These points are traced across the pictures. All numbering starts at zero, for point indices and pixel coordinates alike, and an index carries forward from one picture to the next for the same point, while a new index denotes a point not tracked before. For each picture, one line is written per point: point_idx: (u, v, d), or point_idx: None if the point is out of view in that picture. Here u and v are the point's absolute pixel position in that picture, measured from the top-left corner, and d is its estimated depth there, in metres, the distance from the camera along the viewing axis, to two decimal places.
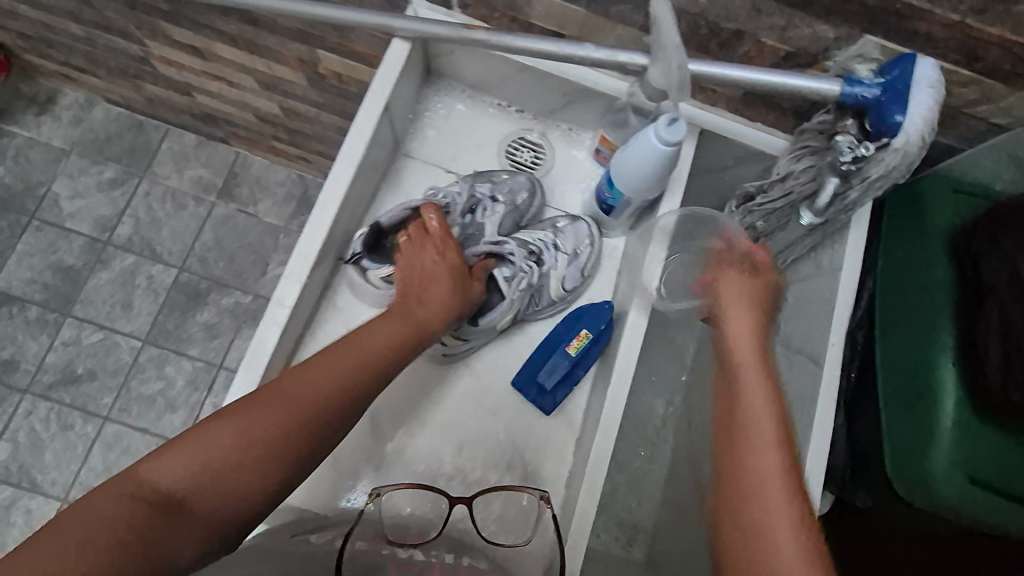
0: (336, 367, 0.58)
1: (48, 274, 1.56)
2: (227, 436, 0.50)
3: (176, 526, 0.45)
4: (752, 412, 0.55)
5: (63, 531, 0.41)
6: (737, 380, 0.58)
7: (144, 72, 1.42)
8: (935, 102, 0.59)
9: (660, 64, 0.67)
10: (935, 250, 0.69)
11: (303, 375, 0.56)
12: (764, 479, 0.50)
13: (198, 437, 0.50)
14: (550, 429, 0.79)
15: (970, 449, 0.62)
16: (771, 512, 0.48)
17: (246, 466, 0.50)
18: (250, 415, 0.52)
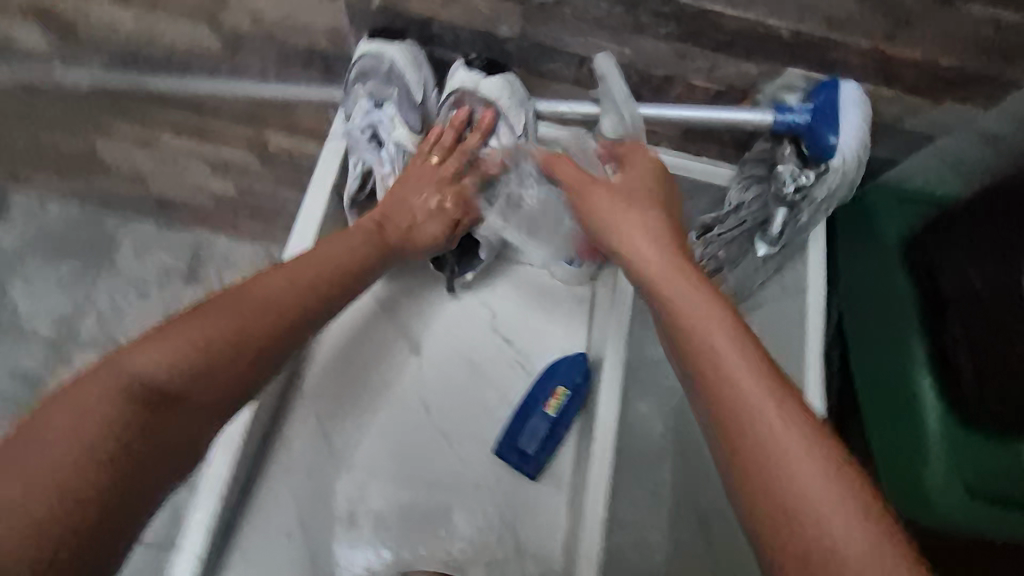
0: (294, 279, 0.58)
1: (8, 384, 1.49)
2: (202, 326, 0.49)
3: (163, 421, 0.44)
4: (757, 424, 0.44)
5: (30, 448, 0.39)
6: (749, 433, 0.43)
7: (94, 168, 1.40)
8: (863, 121, 0.61)
9: (613, 113, 0.67)
10: (894, 265, 0.70)
11: (253, 288, 0.55)
12: (799, 477, 0.41)
13: (182, 326, 0.49)
14: (540, 495, 0.76)
15: (966, 460, 0.62)
16: (822, 500, 0.40)
17: (203, 354, 0.48)
18: (215, 310, 0.51)
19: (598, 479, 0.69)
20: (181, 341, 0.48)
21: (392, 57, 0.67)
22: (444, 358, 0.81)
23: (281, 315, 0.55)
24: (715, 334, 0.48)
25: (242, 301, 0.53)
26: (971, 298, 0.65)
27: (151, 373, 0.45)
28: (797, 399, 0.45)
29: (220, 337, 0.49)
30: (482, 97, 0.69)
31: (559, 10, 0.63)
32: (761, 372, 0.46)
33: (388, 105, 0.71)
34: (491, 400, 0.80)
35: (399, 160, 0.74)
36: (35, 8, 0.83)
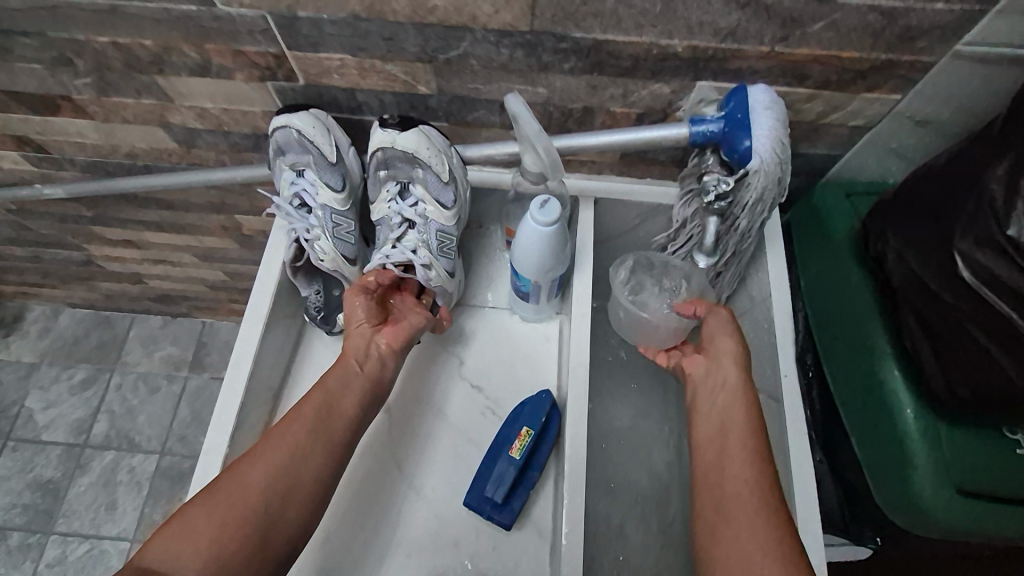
0: (276, 450, 0.61)
1: (27, 494, 1.51)
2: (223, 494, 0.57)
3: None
4: (726, 477, 0.57)
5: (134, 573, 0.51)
6: (720, 507, 0.56)
7: (94, 273, 1.47)
8: (775, 121, 0.61)
9: (530, 149, 0.66)
10: (846, 260, 0.69)
11: (247, 465, 0.60)
12: (741, 522, 0.54)
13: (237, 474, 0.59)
14: (521, 545, 0.73)
15: (952, 457, 0.58)
16: (751, 548, 0.52)
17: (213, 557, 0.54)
18: (203, 515, 0.56)
19: (574, 519, 0.67)
20: (196, 553, 0.53)
21: (299, 125, 0.71)
22: (418, 415, 0.80)
23: (271, 499, 0.58)
24: (735, 452, 0.58)
25: (230, 493, 0.57)
26: (913, 282, 0.58)
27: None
28: (763, 485, 0.55)
29: (223, 531, 0.55)
30: (403, 150, 0.71)
31: (466, 62, 0.65)
32: (750, 445, 0.58)
33: (309, 170, 0.74)
34: (463, 450, 0.78)
35: (329, 220, 0.75)
36: (10, 134, 0.90)
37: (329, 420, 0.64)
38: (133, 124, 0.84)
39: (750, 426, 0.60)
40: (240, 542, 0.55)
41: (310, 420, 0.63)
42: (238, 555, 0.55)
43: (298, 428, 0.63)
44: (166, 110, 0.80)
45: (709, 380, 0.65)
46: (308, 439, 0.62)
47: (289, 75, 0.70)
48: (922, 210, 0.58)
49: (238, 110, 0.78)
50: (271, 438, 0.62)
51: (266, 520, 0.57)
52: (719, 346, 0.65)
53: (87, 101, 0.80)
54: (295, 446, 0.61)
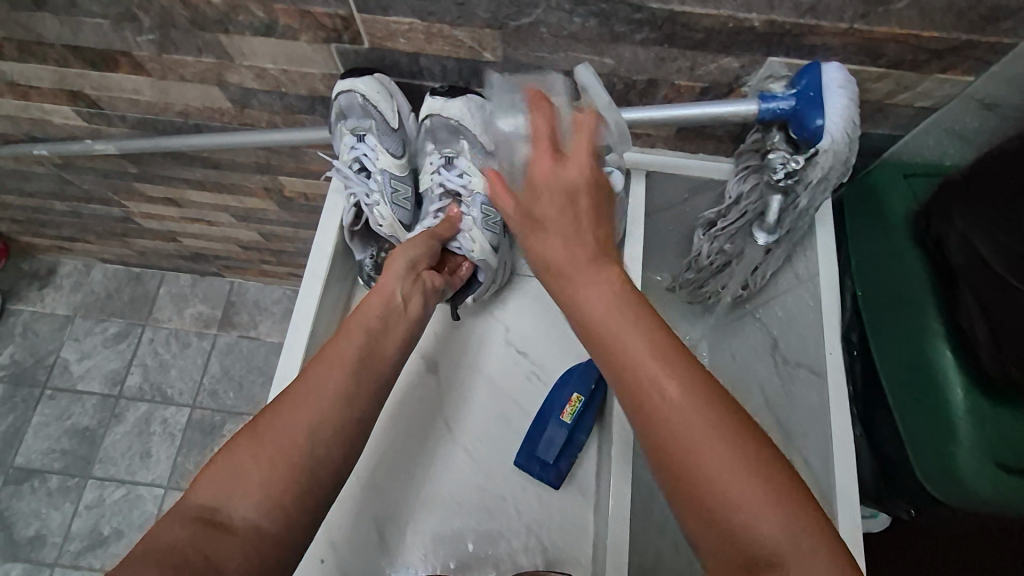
0: (323, 387, 0.55)
1: (66, 440, 1.57)
2: (273, 419, 0.52)
3: (246, 507, 0.47)
4: (676, 412, 0.43)
5: (195, 492, 0.48)
6: (683, 426, 0.43)
7: (130, 229, 1.50)
8: (849, 100, 0.60)
9: None
10: (902, 241, 0.70)
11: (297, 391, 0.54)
12: (675, 420, 0.43)
13: (287, 399, 0.54)
14: (566, 504, 0.77)
15: (997, 436, 0.60)
16: (740, 487, 0.41)
17: (269, 494, 0.48)
18: (252, 454, 0.49)
19: (621, 481, 0.70)
20: (259, 481, 0.48)
21: (364, 90, 0.71)
22: (459, 372, 0.83)
23: (320, 435, 0.52)
24: (634, 339, 0.46)
25: (277, 432, 0.51)
26: (976, 265, 0.60)
27: (232, 515, 0.47)
28: (714, 409, 0.43)
29: (279, 457, 0.49)
30: (448, 120, 0.72)
31: (536, 29, 0.65)
32: (672, 359, 0.45)
33: (370, 136, 0.74)
34: (509, 411, 0.81)
35: (389, 186, 0.77)
36: (64, 89, 0.91)
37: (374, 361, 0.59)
38: (188, 83, 0.85)
39: (671, 351, 0.45)
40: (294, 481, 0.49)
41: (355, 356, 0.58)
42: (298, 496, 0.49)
43: (342, 370, 0.56)
44: (223, 70, 0.81)
45: (584, 289, 0.50)
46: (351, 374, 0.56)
47: (354, 37, 0.70)
48: (991, 190, 0.60)
49: (298, 72, 0.78)
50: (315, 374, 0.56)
51: (320, 456, 0.51)
52: (536, 177, 0.54)
53: (146, 58, 0.81)
54: (341, 384, 0.55)
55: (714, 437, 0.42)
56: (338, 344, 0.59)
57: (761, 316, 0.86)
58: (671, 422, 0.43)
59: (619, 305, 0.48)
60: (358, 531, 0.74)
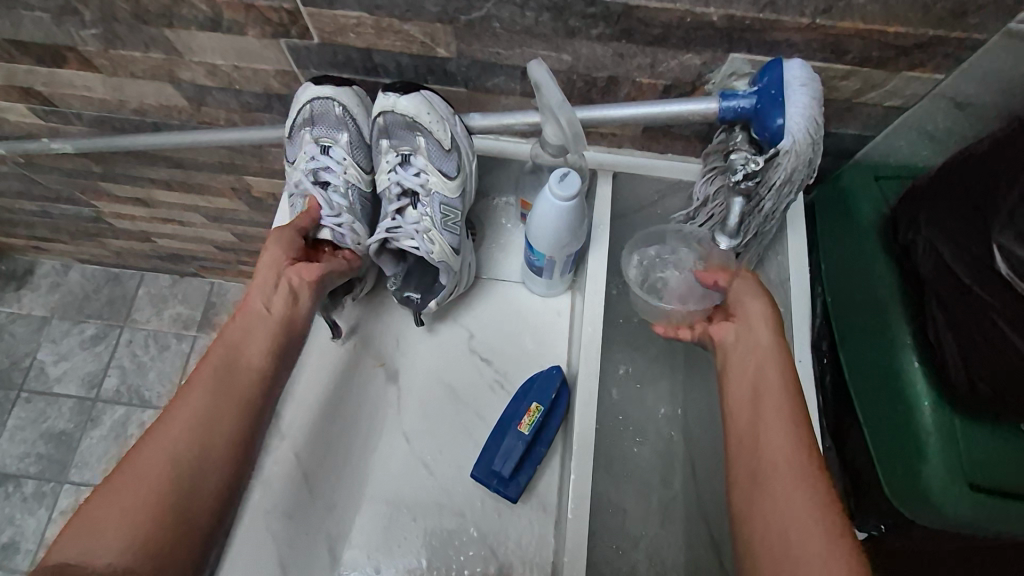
0: (179, 418, 0.57)
1: (41, 444, 1.54)
2: (142, 459, 0.55)
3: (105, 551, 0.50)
4: (781, 504, 0.53)
5: (65, 539, 0.51)
6: (782, 510, 0.53)
7: (103, 230, 1.47)
8: (811, 99, 0.58)
9: (552, 120, 0.64)
10: (871, 246, 0.67)
11: (165, 423, 0.57)
12: (794, 536, 0.51)
13: (157, 433, 0.56)
14: (526, 518, 0.74)
15: (968, 452, 0.57)
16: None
17: (130, 536, 0.51)
18: (112, 498, 0.52)
19: (581, 494, 0.68)
20: (121, 527, 0.51)
21: (343, 102, 0.71)
22: (423, 383, 0.80)
23: (185, 464, 0.55)
24: (786, 477, 0.54)
25: (134, 475, 0.54)
26: (946, 277, 0.57)
27: (93, 562, 0.49)
28: (821, 505, 0.52)
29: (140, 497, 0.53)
30: (402, 117, 0.70)
31: (489, 24, 0.63)
32: (789, 445, 0.55)
33: (337, 148, 0.74)
34: (470, 421, 0.78)
35: (356, 201, 0.76)
36: (16, 86, 0.88)
37: (231, 374, 0.60)
38: (141, 80, 0.82)
39: (793, 442, 0.56)
40: (161, 515, 0.53)
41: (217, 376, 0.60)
42: (163, 537, 0.52)
43: (199, 394, 0.59)
44: (176, 66, 0.78)
45: (739, 343, 0.64)
46: (218, 385, 0.59)
47: (303, 32, 0.68)
48: (962, 198, 0.57)
49: (249, 68, 0.76)
50: (175, 402, 0.58)
51: (189, 476, 0.55)
52: (762, 381, 0.60)
53: (94, 53, 0.78)
54: (197, 408, 0.58)
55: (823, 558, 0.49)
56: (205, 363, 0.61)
57: None
58: (767, 499, 0.54)
59: (794, 413, 0.57)
60: (308, 546, 0.72)
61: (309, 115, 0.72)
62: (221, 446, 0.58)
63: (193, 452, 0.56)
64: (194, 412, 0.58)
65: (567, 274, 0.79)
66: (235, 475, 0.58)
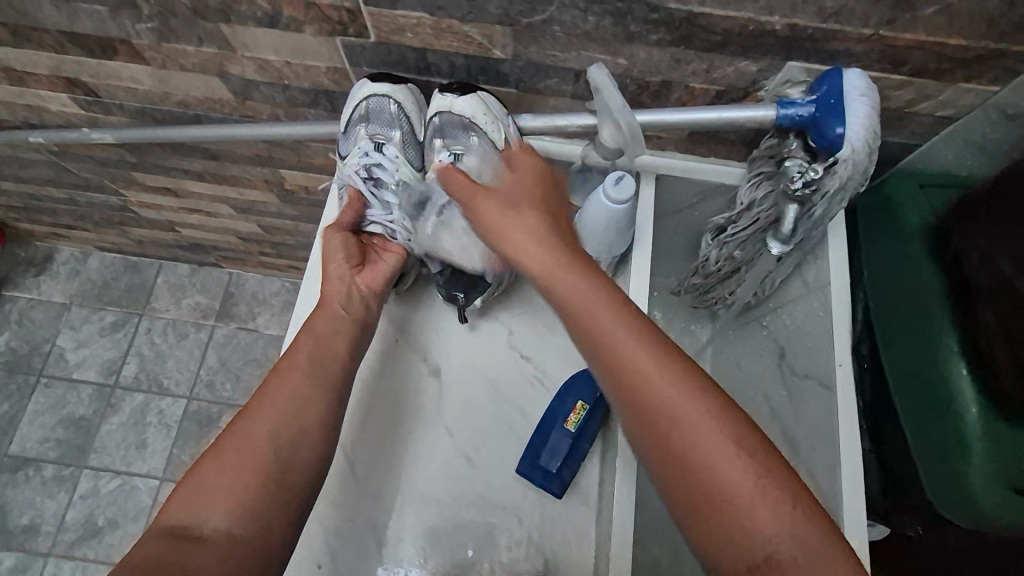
0: (274, 401, 0.62)
1: (61, 429, 1.56)
2: (242, 427, 0.60)
3: (206, 512, 0.55)
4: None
5: (174, 500, 0.56)
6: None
7: (128, 218, 1.48)
8: (871, 109, 0.58)
9: (609, 122, 0.65)
10: (918, 254, 0.68)
11: (265, 394, 0.63)
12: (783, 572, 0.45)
13: (257, 403, 0.62)
14: (565, 512, 0.75)
15: (1013, 458, 0.59)
16: None
17: (236, 501, 0.56)
18: (217, 466, 0.57)
19: (626, 490, 0.69)
20: (221, 492, 0.56)
21: (400, 100, 0.72)
22: (464, 379, 0.81)
23: (280, 437, 0.60)
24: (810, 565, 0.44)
25: (235, 448, 0.59)
26: (1002, 285, 0.59)
27: (203, 523, 0.54)
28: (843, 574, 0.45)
29: (240, 463, 0.58)
30: (458, 117, 0.71)
31: (549, 27, 0.63)
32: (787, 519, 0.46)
33: (391, 146, 0.75)
34: (512, 417, 0.80)
35: (409, 198, 0.78)
36: (60, 75, 0.89)
37: (320, 362, 0.66)
38: (188, 73, 0.82)
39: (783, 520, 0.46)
40: (260, 484, 0.57)
41: (305, 360, 0.66)
42: (260, 505, 0.56)
43: (292, 380, 0.64)
44: (225, 60, 0.78)
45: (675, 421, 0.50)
46: (308, 364, 0.66)
47: (360, 31, 0.68)
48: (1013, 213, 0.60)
49: (301, 64, 0.76)
50: (269, 386, 0.64)
51: (284, 446, 0.60)
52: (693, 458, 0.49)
53: (145, 46, 0.78)
54: (292, 391, 0.63)
55: None
56: (296, 345, 0.67)
57: (769, 326, 0.84)
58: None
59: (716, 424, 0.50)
60: (354, 536, 0.73)
61: (365, 110, 0.72)
62: (312, 426, 0.62)
63: (289, 431, 0.61)
64: (288, 387, 0.63)
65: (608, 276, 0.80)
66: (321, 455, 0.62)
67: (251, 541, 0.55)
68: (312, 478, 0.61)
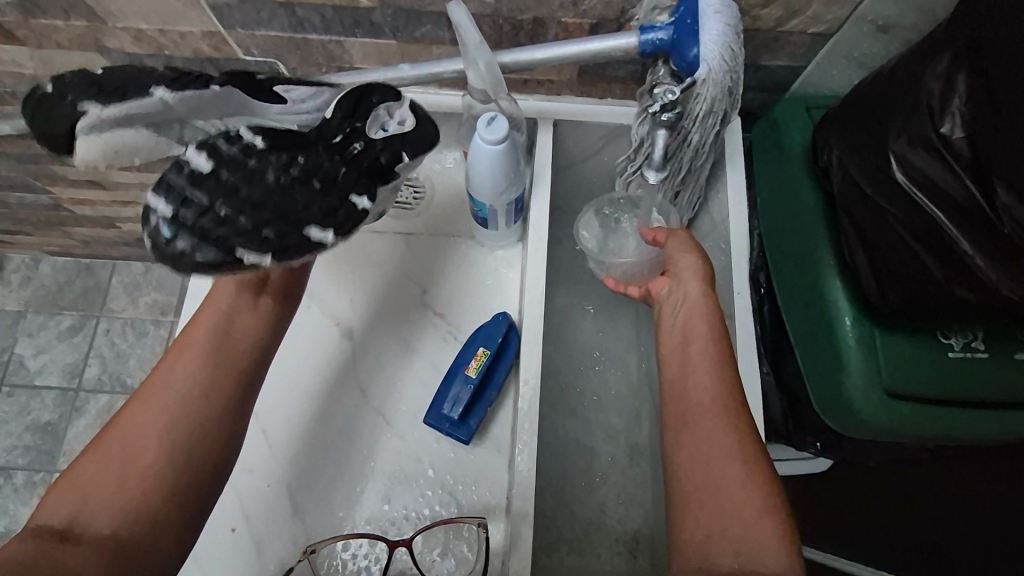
0: (170, 384, 0.57)
1: (28, 436, 1.55)
2: (132, 419, 0.55)
3: (83, 522, 0.50)
4: (711, 477, 0.53)
5: (69, 495, 0.52)
6: (709, 485, 0.53)
7: (66, 218, 1.46)
8: (723, 26, 0.58)
9: (472, 65, 0.64)
10: (798, 174, 0.69)
11: (161, 379, 0.57)
12: (717, 471, 0.53)
13: (151, 392, 0.57)
14: (480, 459, 0.76)
15: (886, 361, 0.60)
16: (733, 525, 0.50)
17: (121, 495, 0.51)
18: (102, 465, 0.53)
19: (530, 430, 0.70)
20: (107, 497, 0.51)
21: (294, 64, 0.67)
22: (379, 337, 0.82)
23: (166, 433, 0.54)
24: (717, 442, 0.54)
25: (124, 438, 0.54)
26: (853, 191, 0.60)
27: (86, 520, 0.50)
28: (755, 453, 0.54)
29: (125, 462, 0.53)
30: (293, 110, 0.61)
31: None
32: (723, 409, 0.56)
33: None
34: (424, 372, 0.80)
35: None
36: None
37: (223, 346, 0.59)
38: (69, 52, 0.80)
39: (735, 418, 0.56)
40: (149, 483, 0.52)
41: (204, 343, 0.59)
42: (152, 502, 0.52)
43: (187, 360, 0.58)
44: (101, 34, 0.76)
45: (673, 299, 0.66)
46: (211, 347, 0.59)
47: None
48: (857, 119, 0.60)
49: (175, 32, 0.74)
50: (166, 365, 0.58)
51: (173, 450, 0.54)
52: (689, 372, 0.59)
53: (16, 25, 0.76)
54: (190, 374, 0.57)
55: (751, 495, 0.51)
56: (193, 328, 0.61)
57: None
58: (703, 483, 0.53)
59: (719, 358, 0.59)
60: (272, 498, 0.74)
61: (173, 216, 0.50)
62: (210, 421, 0.56)
63: (182, 422, 0.55)
64: (180, 377, 0.57)
65: (512, 224, 0.79)
66: (221, 448, 0.56)
67: (141, 537, 0.51)
68: (207, 478, 0.55)
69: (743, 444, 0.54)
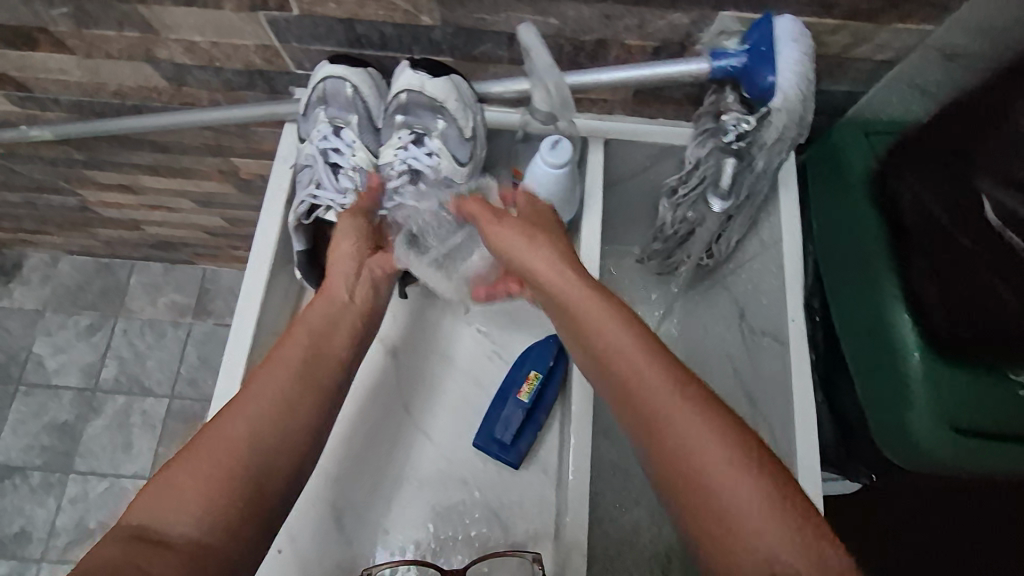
0: (265, 395, 0.55)
1: (44, 436, 1.54)
2: (231, 424, 0.54)
3: (171, 530, 0.47)
4: (730, 500, 0.45)
5: (153, 502, 0.49)
6: (731, 510, 0.45)
7: (91, 219, 1.45)
8: (802, 54, 0.59)
9: (540, 86, 0.67)
10: (858, 201, 0.68)
11: (257, 386, 0.56)
12: (731, 490, 0.45)
13: (247, 399, 0.55)
14: (526, 482, 0.76)
15: (951, 397, 0.59)
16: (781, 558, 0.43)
17: (210, 501, 0.49)
18: (193, 469, 0.51)
19: (581, 454, 0.69)
20: (196, 502, 0.49)
21: (354, 83, 0.71)
22: (422, 357, 0.81)
23: (260, 441, 0.53)
24: (715, 459, 0.46)
25: (217, 442, 0.52)
26: (930, 225, 0.62)
27: (171, 528, 0.48)
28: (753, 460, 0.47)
29: (221, 469, 0.51)
30: (427, 98, 0.69)
31: None
32: (708, 420, 0.48)
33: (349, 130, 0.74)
34: (469, 392, 0.79)
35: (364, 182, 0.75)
36: None
37: (316, 361, 0.59)
38: (117, 61, 0.80)
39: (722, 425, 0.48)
40: (239, 492, 0.51)
41: (296, 358, 0.59)
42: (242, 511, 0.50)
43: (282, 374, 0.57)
44: (152, 44, 0.76)
45: (601, 345, 0.54)
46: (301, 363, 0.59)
47: (282, 5, 0.66)
48: (934, 153, 0.63)
49: (229, 45, 0.74)
50: (260, 373, 0.57)
51: (264, 459, 0.53)
52: (646, 386, 0.50)
53: (67, 34, 0.76)
54: (282, 387, 0.56)
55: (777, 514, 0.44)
56: (285, 342, 0.60)
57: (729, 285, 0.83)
58: (722, 511, 0.45)
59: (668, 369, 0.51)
60: (318, 518, 0.73)
61: None
62: (302, 431, 0.56)
63: (274, 430, 0.54)
64: (273, 389, 0.56)
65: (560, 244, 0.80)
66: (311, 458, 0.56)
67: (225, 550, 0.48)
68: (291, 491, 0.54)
69: (739, 454, 0.47)
